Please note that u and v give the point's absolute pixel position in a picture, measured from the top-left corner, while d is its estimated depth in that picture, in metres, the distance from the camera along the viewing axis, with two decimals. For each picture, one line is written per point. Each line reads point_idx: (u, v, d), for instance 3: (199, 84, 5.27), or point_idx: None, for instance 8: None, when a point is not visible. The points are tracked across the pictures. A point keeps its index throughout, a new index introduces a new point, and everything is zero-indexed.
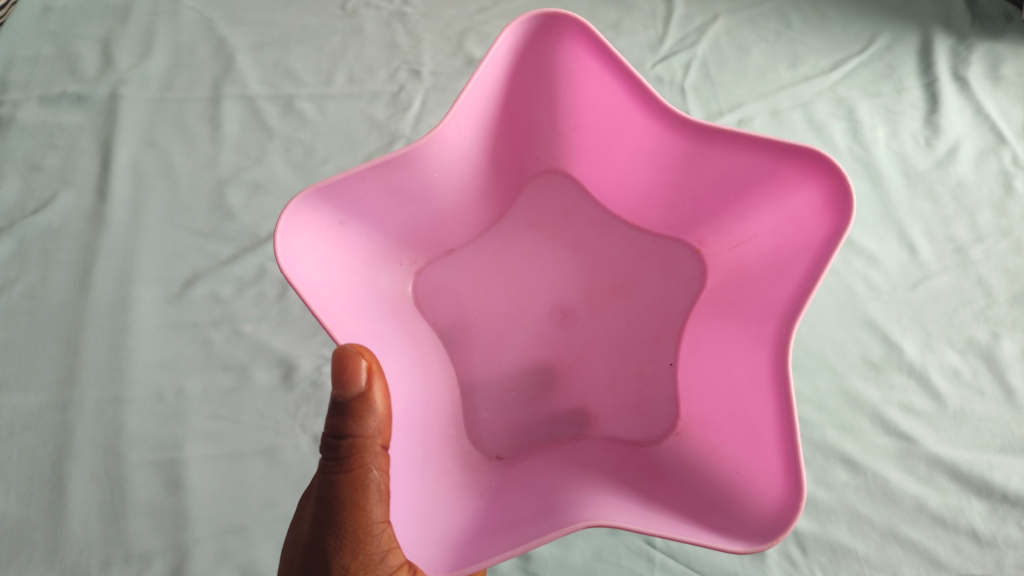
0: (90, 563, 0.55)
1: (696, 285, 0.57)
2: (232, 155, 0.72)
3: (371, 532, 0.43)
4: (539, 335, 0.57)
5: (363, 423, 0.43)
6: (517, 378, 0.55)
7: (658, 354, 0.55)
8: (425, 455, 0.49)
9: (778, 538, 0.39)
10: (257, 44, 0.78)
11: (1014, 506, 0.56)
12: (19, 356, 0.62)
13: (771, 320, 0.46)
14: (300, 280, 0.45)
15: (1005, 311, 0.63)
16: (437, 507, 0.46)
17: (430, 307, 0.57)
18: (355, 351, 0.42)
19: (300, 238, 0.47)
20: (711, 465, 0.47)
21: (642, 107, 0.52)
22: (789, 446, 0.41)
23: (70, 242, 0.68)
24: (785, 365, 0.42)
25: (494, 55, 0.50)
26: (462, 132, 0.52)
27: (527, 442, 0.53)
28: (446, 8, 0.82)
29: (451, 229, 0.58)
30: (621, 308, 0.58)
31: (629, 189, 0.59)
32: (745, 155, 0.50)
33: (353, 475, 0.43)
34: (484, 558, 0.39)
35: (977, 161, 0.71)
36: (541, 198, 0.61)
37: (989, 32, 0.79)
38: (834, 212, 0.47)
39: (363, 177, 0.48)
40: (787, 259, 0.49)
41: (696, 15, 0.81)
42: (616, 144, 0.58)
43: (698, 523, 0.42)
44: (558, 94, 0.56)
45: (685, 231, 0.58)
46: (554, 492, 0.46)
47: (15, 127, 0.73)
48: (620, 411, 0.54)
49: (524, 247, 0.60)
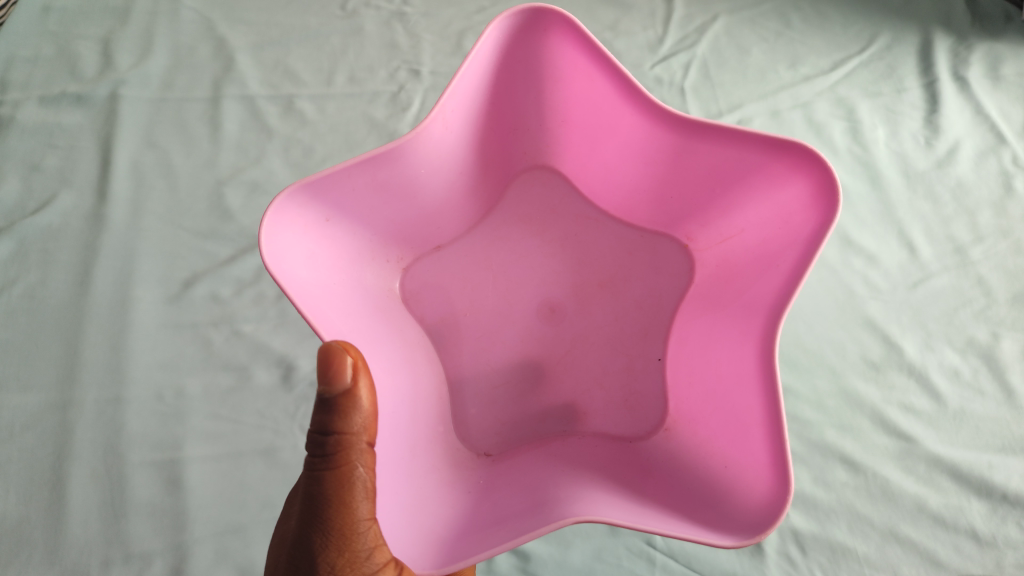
0: (90, 563, 0.55)
1: (684, 281, 0.57)
2: (232, 155, 0.72)
3: (357, 529, 0.43)
4: (527, 331, 0.57)
5: (349, 419, 0.43)
6: (506, 375, 0.55)
7: (646, 350, 0.55)
8: (412, 452, 0.49)
9: (765, 532, 0.39)
10: (257, 44, 0.78)
11: (1014, 506, 0.56)
12: (19, 356, 0.62)
13: (758, 314, 0.46)
14: (286, 276, 0.45)
15: (1005, 311, 0.63)
16: (424, 504, 0.46)
17: (418, 303, 0.57)
18: (341, 348, 0.42)
19: (286, 235, 0.47)
20: (698, 459, 0.47)
21: (629, 102, 0.52)
22: (776, 439, 0.41)
23: (70, 242, 0.68)
24: (771, 359, 0.42)
25: (480, 49, 0.50)
26: (449, 127, 0.52)
27: (515, 438, 0.53)
28: (446, 8, 0.82)
29: (439, 226, 0.58)
30: (609, 303, 0.58)
31: (617, 185, 0.59)
32: (732, 150, 0.50)
33: (338, 472, 0.43)
34: (473, 554, 0.39)
35: (977, 161, 0.71)
36: (530, 194, 0.61)
37: (989, 32, 0.79)
38: (820, 205, 0.47)
39: (349, 172, 0.48)
40: (775, 253, 0.49)
41: (696, 15, 0.81)
42: (603, 140, 0.57)
43: (686, 518, 0.42)
44: (546, 89, 0.56)
45: (673, 226, 0.58)
46: (542, 488, 0.46)
47: (14, 127, 0.73)
48: (608, 407, 0.54)
49: (512, 243, 0.59)
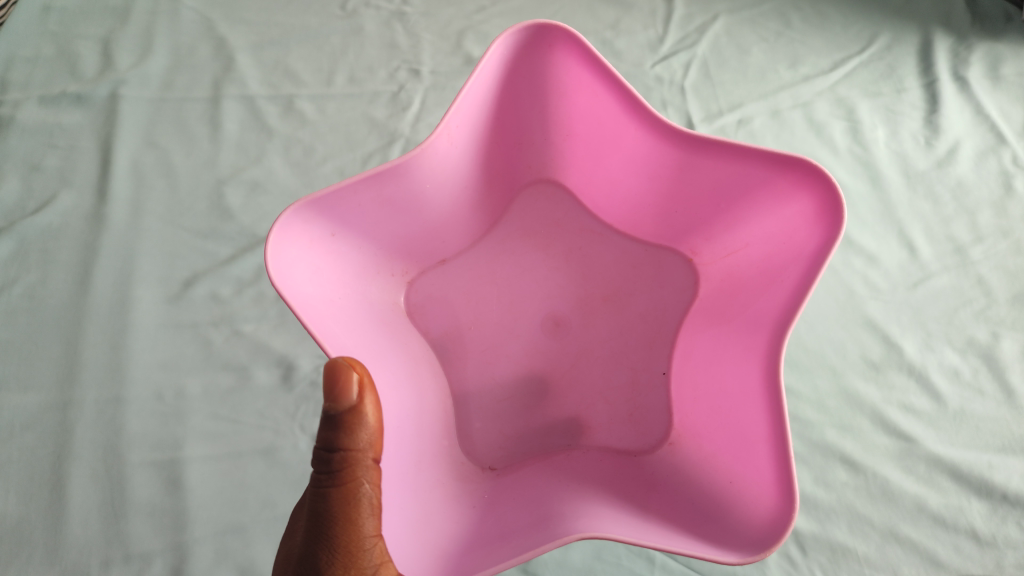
0: (90, 564, 0.55)
1: (688, 294, 0.57)
2: (232, 155, 0.72)
3: (363, 546, 0.42)
4: (532, 345, 0.57)
5: (354, 436, 0.43)
6: (510, 389, 0.55)
7: (651, 363, 0.55)
8: (418, 466, 0.49)
9: (770, 549, 0.40)
10: (257, 44, 0.78)
11: (1014, 506, 0.56)
12: (19, 356, 0.62)
13: (763, 329, 0.46)
14: (291, 292, 0.45)
15: (1005, 311, 0.63)
16: (429, 519, 0.46)
17: (422, 317, 0.57)
18: (346, 364, 0.42)
19: (291, 251, 0.47)
20: (703, 474, 0.47)
21: (633, 118, 0.52)
22: (782, 455, 0.41)
23: (70, 242, 0.68)
24: (776, 377, 0.42)
25: (486, 66, 0.50)
26: (454, 142, 0.52)
27: (519, 452, 0.53)
28: (446, 8, 0.82)
29: (443, 240, 0.58)
30: (613, 317, 0.58)
31: (621, 199, 0.59)
32: (736, 165, 0.50)
33: (344, 488, 0.43)
34: (481, 569, 0.40)
35: (977, 160, 0.71)
36: (533, 208, 0.61)
37: (989, 32, 0.79)
38: (825, 222, 0.47)
39: (354, 188, 0.48)
40: (779, 268, 0.49)
41: (696, 15, 0.81)
42: (607, 155, 0.58)
43: (692, 535, 0.42)
44: (550, 103, 0.56)
45: (678, 240, 0.58)
46: (547, 504, 0.46)
47: (14, 126, 0.73)
48: (612, 421, 0.54)
49: (516, 256, 0.59)
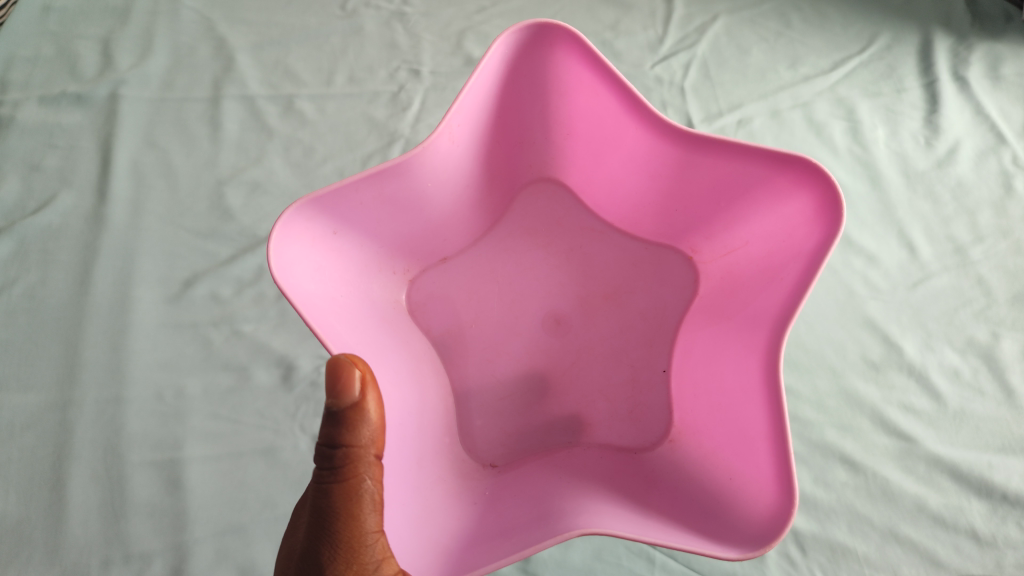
0: (90, 564, 0.55)
1: (689, 292, 0.57)
2: (232, 155, 0.72)
3: (366, 541, 0.42)
4: (532, 343, 0.57)
5: (357, 432, 0.43)
6: (511, 387, 0.55)
7: (651, 361, 0.55)
8: (419, 463, 0.49)
9: (769, 545, 0.40)
10: (257, 44, 0.78)
11: (1014, 507, 0.56)
12: (19, 356, 0.62)
13: (763, 326, 0.46)
14: (294, 289, 0.45)
15: (1005, 311, 0.63)
16: (430, 516, 0.46)
17: (424, 316, 0.57)
18: (349, 361, 0.42)
19: (294, 248, 0.47)
20: (703, 472, 0.47)
21: (634, 117, 0.52)
22: (781, 453, 0.41)
23: (70, 242, 0.68)
24: (775, 375, 0.42)
25: (486, 64, 0.50)
26: (455, 140, 0.52)
27: (520, 449, 0.53)
28: (446, 8, 0.82)
29: (444, 238, 0.58)
30: (613, 315, 0.58)
31: (622, 197, 0.59)
32: (735, 163, 0.50)
33: (345, 485, 0.42)
34: (481, 565, 0.40)
35: (977, 160, 0.71)
36: (535, 206, 0.61)
37: (989, 32, 0.78)
38: (824, 220, 0.47)
39: (356, 187, 0.48)
40: (778, 266, 0.49)
41: (696, 15, 0.81)
42: (608, 153, 0.58)
43: (691, 531, 0.42)
44: (551, 102, 0.56)
45: (678, 238, 0.58)
46: (548, 500, 0.46)
47: (14, 126, 0.73)
48: (613, 419, 0.54)
49: (517, 255, 0.59)
